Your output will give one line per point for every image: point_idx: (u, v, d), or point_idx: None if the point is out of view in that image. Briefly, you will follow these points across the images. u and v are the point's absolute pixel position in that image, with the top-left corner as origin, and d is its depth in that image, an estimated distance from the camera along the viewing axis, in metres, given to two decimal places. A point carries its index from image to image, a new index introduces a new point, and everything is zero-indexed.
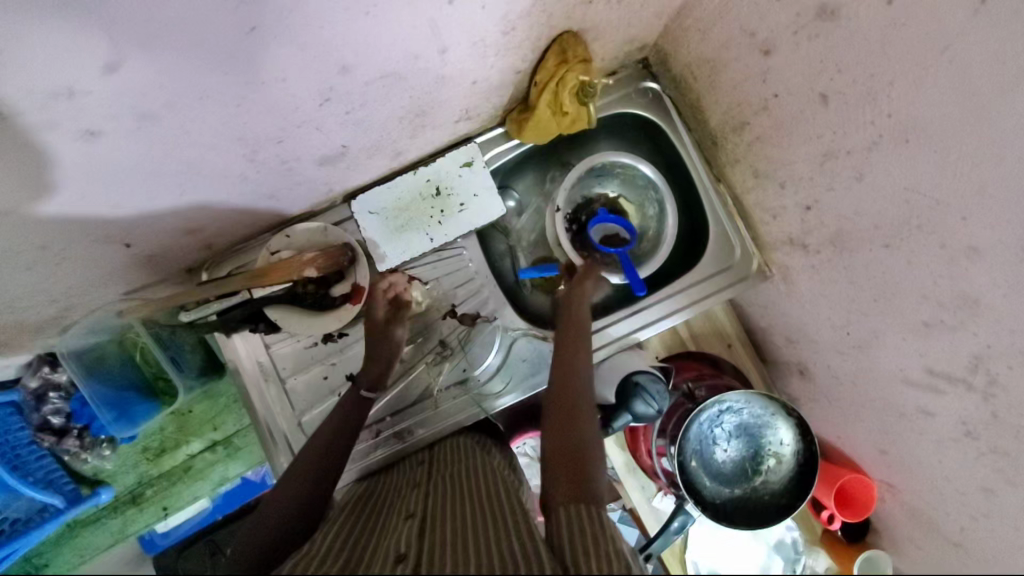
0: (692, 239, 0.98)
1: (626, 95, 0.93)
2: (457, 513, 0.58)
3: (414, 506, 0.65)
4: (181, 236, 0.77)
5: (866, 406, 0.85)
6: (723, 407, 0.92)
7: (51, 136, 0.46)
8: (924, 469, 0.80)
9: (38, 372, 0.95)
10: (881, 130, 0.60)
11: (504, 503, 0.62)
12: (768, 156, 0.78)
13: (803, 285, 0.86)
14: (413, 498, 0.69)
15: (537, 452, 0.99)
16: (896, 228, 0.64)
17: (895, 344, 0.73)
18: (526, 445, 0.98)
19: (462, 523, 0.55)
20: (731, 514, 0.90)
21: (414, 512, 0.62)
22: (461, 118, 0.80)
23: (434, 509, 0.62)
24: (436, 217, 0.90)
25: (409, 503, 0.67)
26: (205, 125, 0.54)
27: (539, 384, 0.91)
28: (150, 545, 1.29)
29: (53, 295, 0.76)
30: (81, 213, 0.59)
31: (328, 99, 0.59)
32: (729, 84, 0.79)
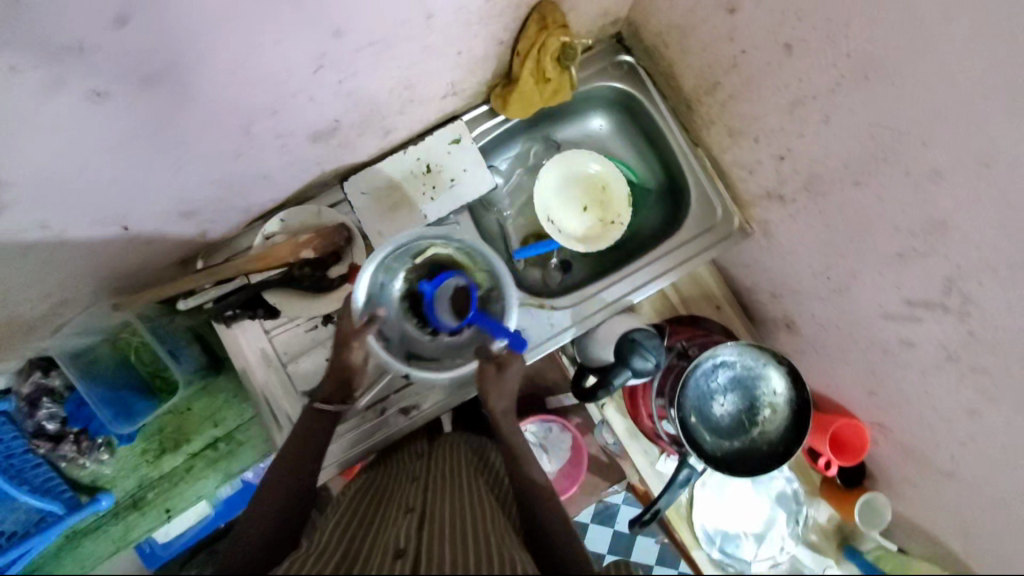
0: (674, 204, 1.02)
1: (601, 69, 0.97)
2: (454, 515, 0.62)
3: (413, 500, 0.68)
4: (177, 221, 0.78)
5: (851, 349, 0.89)
6: (717, 361, 0.94)
7: (59, 101, 0.47)
8: (911, 404, 0.84)
9: (31, 377, 0.94)
10: (843, 70, 0.65)
11: (497, 513, 0.66)
12: (741, 113, 0.83)
13: (782, 237, 0.91)
14: (412, 492, 0.72)
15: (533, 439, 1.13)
16: (865, 164, 0.68)
17: (874, 280, 0.77)
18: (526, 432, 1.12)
19: (459, 526, 0.59)
20: (732, 465, 0.93)
21: (412, 509, 0.66)
22: (446, 93, 0.84)
23: (432, 505, 0.66)
24: (428, 194, 0.92)
25: (408, 496, 0.71)
26: (207, 91, 0.56)
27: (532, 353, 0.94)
28: (151, 558, 1.24)
29: (48, 287, 0.76)
30: (80, 189, 0.59)
31: (321, 65, 0.61)
32: (698, 48, 0.84)
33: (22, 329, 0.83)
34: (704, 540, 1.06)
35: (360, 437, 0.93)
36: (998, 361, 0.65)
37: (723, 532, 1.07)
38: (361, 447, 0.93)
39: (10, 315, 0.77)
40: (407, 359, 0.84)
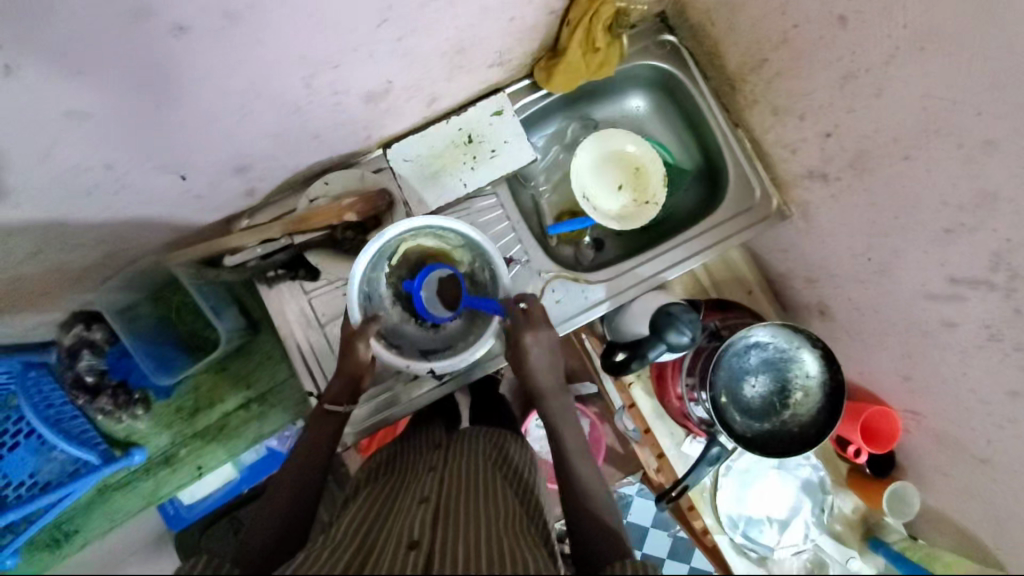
0: (712, 185, 1.03)
1: (643, 48, 0.99)
2: (468, 512, 0.63)
3: (427, 491, 0.69)
4: (230, 176, 0.80)
5: (888, 332, 0.89)
6: (749, 342, 0.94)
7: (142, 28, 0.50)
8: (946, 387, 0.83)
9: (73, 330, 0.97)
10: (898, 42, 0.65)
11: (516, 511, 0.66)
12: (788, 90, 0.84)
13: (822, 219, 0.91)
14: (427, 482, 0.73)
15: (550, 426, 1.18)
16: (915, 138, 0.69)
17: (917, 259, 0.77)
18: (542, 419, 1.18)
19: (473, 525, 0.60)
20: (762, 446, 0.92)
21: (426, 499, 0.67)
22: (494, 62, 0.86)
23: (447, 498, 0.67)
24: (469, 163, 0.94)
25: (424, 486, 0.72)
26: (277, 34, 0.58)
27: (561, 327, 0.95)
28: (175, 520, 1.23)
29: (101, 233, 0.78)
30: (145, 127, 0.62)
31: (386, 19, 0.64)
32: (748, 24, 0.85)
33: (74, 277, 0.86)
34: (727, 524, 1.05)
35: (378, 407, 0.97)
36: None
37: (746, 517, 1.05)
38: (377, 421, 0.97)
39: (67, 258, 0.79)
40: (424, 356, 0.85)
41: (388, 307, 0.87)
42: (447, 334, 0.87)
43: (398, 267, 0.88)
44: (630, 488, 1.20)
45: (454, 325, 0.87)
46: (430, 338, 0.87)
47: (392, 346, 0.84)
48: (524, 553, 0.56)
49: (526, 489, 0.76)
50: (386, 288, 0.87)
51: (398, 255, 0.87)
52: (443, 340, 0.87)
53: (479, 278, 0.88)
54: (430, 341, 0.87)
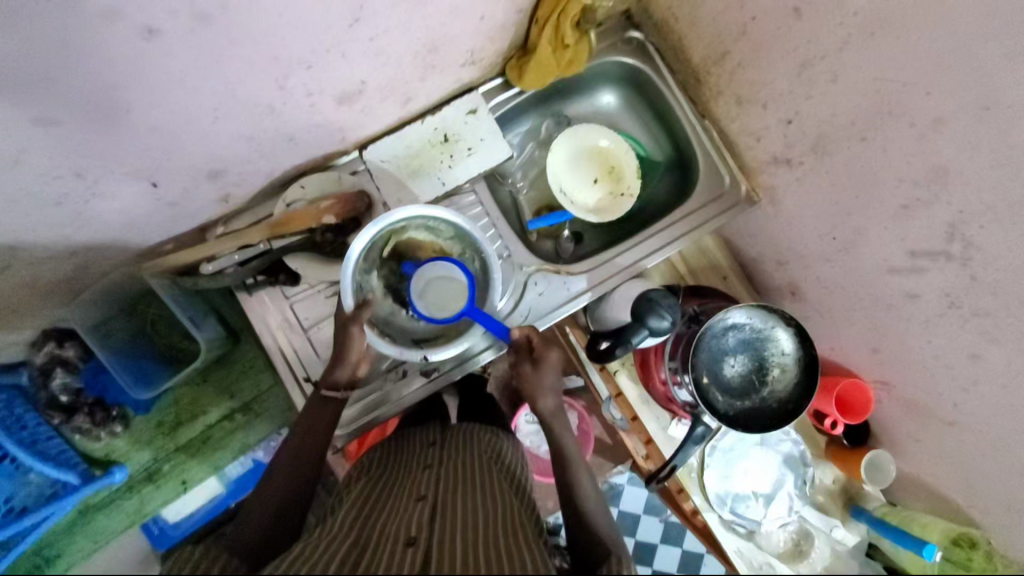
0: (684, 175, 1.07)
1: (612, 44, 1.01)
2: (466, 510, 0.63)
3: (425, 489, 0.70)
4: (204, 181, 0.79)
5: (856, 309, 0.93)
6: (727, 323, 0.95)
7: (117, 32, 0.49)
8: (912, 356, 0.87)
9: (45, 348, 0.93)
10: (850, 29, 0.69)
11: (513, 507, 0.67)
12: (750, 80, 0.88)
13: (788, 202, 0.94)
14: (423, 481, 0.73)
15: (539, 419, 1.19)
16: (870, 120, 0.73)
17: (879, 235, 0.81)
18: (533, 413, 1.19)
19: (471, 522, 0.61)
20: (744, 423, 0.94)
21: (424, 498, 0.67)
22: (466, 61, 0.88)
23: (444, 496, 0.67)
24: (446, 161, 0.95)
25: (420, 484, 0.72)
26: (251, 35, 0.58)
27: (542, 322, 0.96)
28: (160, 540, 1.19)
29: (72, 243, 0.76)
30: (117, 132, 0.61)
31: (358, 19, 0.64)
32: (710, 17, 0.88)
33: (45, 292, 0.84)
34: (715, 502, 1.07)
35: (366, 408, 0.96)
36: (998, 302, 0.69)
37: (733, 493, 1.08)
38: (364, 421, 0.96)
39: (37, 271, 0.77)
40: (417, 345, 0.86)
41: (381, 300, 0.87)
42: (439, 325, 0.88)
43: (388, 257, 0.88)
44: (621, 477, 1.23)
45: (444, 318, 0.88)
46: (421, 327, 0.88)
47: (385, 337, 0.84)
48: (521, 549, 0.57)
49: (523, 491, 0.77)
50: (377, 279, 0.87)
51: (388, 246, 0.87)
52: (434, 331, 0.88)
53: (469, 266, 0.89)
54: (423, 332, 0.88)
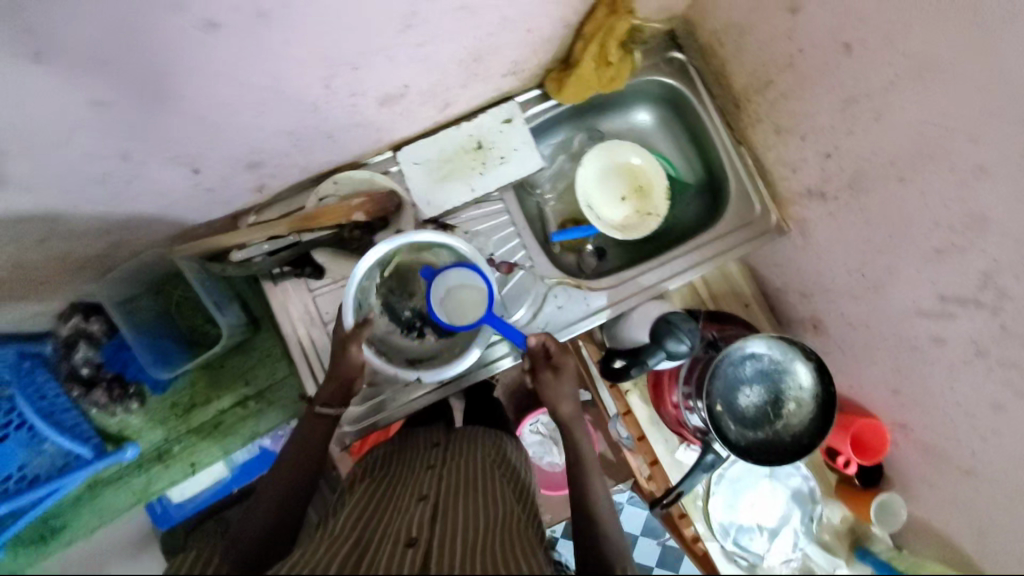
0: (715, 200, 1.06)
1: (654, 64, 1.02)
2: (466, 511, 0.64)
3: (426, 489, 0.70)
4: (242, 171, 0.81)
5: (879, 348, 0.92)
6: (746, 352, 0.94)
7: (180, 24, 0.51)
8: (933, 401, 0.86)
9: (71, 321, 0.96)
10: (898, 70, 0.69)
11: (514, 511, 0.67)
12: (791, 111, 0.88)
13: (819, 235, 0.94)
14: (425, 481, 0.73)
15: (547, 429, 1.20)
16: (911, 161, 0.72)
17: (909, 277, 0.80)
18: (540, 421, 1.19)
19: (471, 525, 0.60)
20: (756, 455, 0.91)
21: (425, 498, 0.68)
22: (507, 72, 0.89)
23: (444, 497, 0.67)
24: (478, 168, 0.96)
25: (422, 484, 0.72)
26: (305, 34, 0.59)
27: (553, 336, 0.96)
28: (162, 519, 1.20)
29: (109, 222, 0.78)
30: (164, 119, 0.62)
31: (409, 25, 0.65)
32: (756, 45, 0.88)
33: (77, 267, 0.86)
34: (719, 531, 1.06)
35: (371, 409, 0.96)
36: None
37: (737, 524, 1.06)
38: (370, 423, 0.97)
39: (72, 246, 0.79)
40: (411, 364, 0.87)
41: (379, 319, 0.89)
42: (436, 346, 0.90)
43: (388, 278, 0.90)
44: (622, 496, 1.24)
45: (441, 340, 0.90)
46: (415, 347, 0.89)
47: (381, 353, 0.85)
48: (521, 551, 0.57)
49: (525, 495, 0.76)
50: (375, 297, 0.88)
51: (390, 267, 0.89)
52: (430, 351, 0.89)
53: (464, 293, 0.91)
54: (417, 352, 0.89)
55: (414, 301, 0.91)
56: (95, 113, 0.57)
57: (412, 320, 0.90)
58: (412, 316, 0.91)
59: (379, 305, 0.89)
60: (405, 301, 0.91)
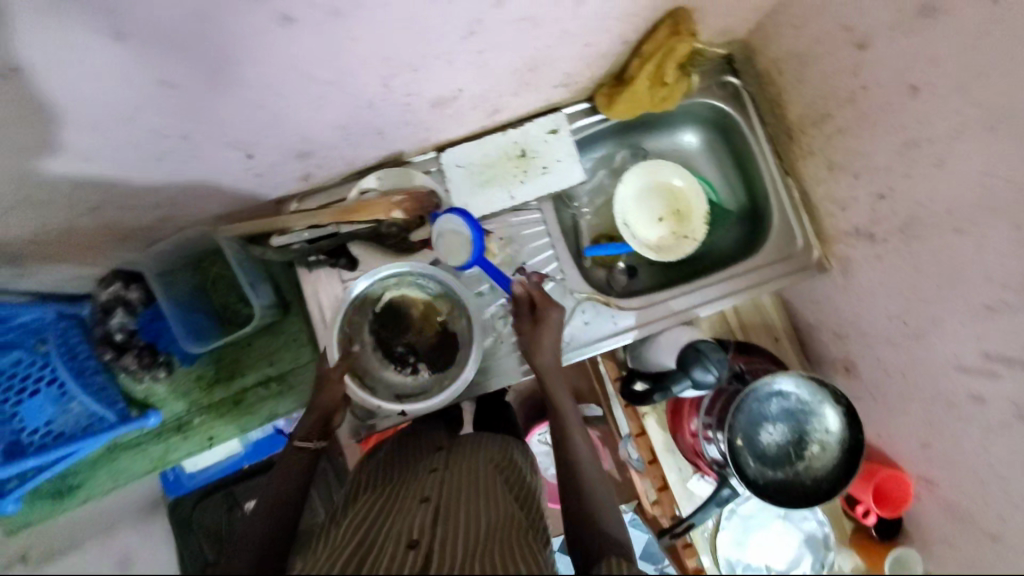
0: (756, 230, 1.05)
1: (707, 86, 1.01)
2: (467, 513, 0.62)
3: (428, 491, 0.69)
4: (292, 159, 0.82)
5: (913, 399, 0.89)
6: (773, 389, 0.91)
7: (255, 16, 0.52)
8: (965, 460, 0.83)
9: (111, 287, 0.98)
10: (967, 118, 0.66)
11: (517, 510, 0.65)
12: (847, 147, 0.86)
13: (862, 277, 0.91)
14: (428, 483, 0.72)
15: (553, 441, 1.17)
16: (969, 212, 0.70)
17: (954, 331, 0.77)
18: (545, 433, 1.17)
19: (472, 526, 0.59)
20: (773, 494, 0.89)
21: (427, 500, 0.67)
22: (560, 83, 0.89)
23: (447, 499, 0.66)
24: (519, 176, 0.96)
25: (425, 487, 0.71)
26: (372, 34, 0.60)
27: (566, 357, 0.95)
28: (173, 486, 1.22)
29: (160, 197, 0.80)
30: (224, 104, 0.63)
31: (473, 32, 0.66)
32: (817, 77, 0.86)
33: (123, 237, 0.88)
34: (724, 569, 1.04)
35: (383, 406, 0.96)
36: None
37: (745, 563, 1.04)
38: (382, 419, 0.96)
39: (121, 216, 0.81)
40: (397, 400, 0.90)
41: (371, 356, 0.93)
42: (425, 381, 0.92)
43: (382, 313, 0.94)
44: None
45: (432, 375, 0.93)
46: (406, 383, 0.92)
47: (366, 388, 0.89)
48: (520, 551, 0.55)
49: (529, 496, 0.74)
50: (366, 332, 0.93)
51: (383, 301, 0.94)
52: (420, 387, 0.92)
53: (456, 326, 0.93)
54: (408, 387, 0.92)
55: (407, 337, 0.94)
56: (161, 93, 0.58)
57: (405, 356, 0.93)
58: (404, 351, 0.94)
59: (372, 340, 0.93)
60: (398, 337, 0.94)
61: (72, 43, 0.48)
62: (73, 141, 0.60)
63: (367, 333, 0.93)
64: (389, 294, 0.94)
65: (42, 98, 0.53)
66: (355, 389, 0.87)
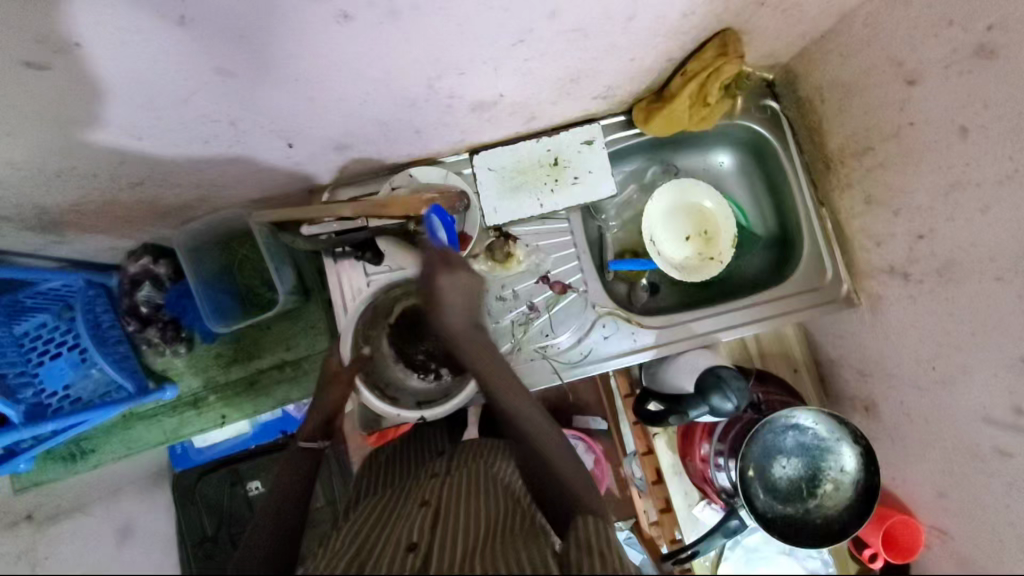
0: (784, 257, 1.03)
1: (745, 109, 1.00)
2: (467, 512, 0.62)
3: (428, 495, 0.69)
4: (330, 150, 0.83)
5: (934, 446, 0.87)
6: (790, 422, 0.90)
7: (314, 12, 0.52)
8: (984, 514, 0.81)
9: (140, 261, 1.00)
10: (1018, 165, 0.65)
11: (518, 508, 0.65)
12: (887, 182, 0.84)
13: (891, 316, 0.89)
14: (429, 487, 0.72)
15: None
16: (1013, 262, 0.68)
17: (984, 381, 0.75)
18: None
19: (471, 525, 0.59)
20: (781, 529, 0.88)
21: (426, 503, 0.66)
22: (599, 95, 0.89)
23: (447, 500, 0.66)
24: (551, 184, 0.96)
25: (425, 490, 0.71)
26: (425, 36, 0.60)
27: (583, 372, 0.95)
28: (182, 459, 1.24)
29: (199, 179, 0.81)
30: (273, 94, 0.64)
31: (523, 40, 0.66)
32: (861, 109, 0.85)
33: (160, 213, 0.90)
34: None
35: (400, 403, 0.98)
36: None
37: None
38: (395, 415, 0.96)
39: (161, 193, 0.83)
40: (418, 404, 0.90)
41: (392, 366, 0.91)
42: (447, 384, 0.92)
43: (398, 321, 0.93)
44: None
45: (455, 378, 0.92)
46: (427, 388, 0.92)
47: (385, 395, 0.90)
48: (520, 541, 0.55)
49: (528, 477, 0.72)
50: (383, 342, 0.92)
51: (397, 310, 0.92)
52: (442, 391, 0.91)
53: None
54: (430, 393, 0.92)
55: (426, 343, 0.92)
56: (214, 79, 0.59)
57: (426, 363, 0.92)
58: (425, 358, 0.92)
59: (389, 351, 0.92)
60: (416, 345, 0.92)
61: (139, 25, 0.49)
62: (127, 116, 0.62)
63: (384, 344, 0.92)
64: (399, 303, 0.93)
65: (104, 74, 0.54)
66: (371, 397, 0.87)
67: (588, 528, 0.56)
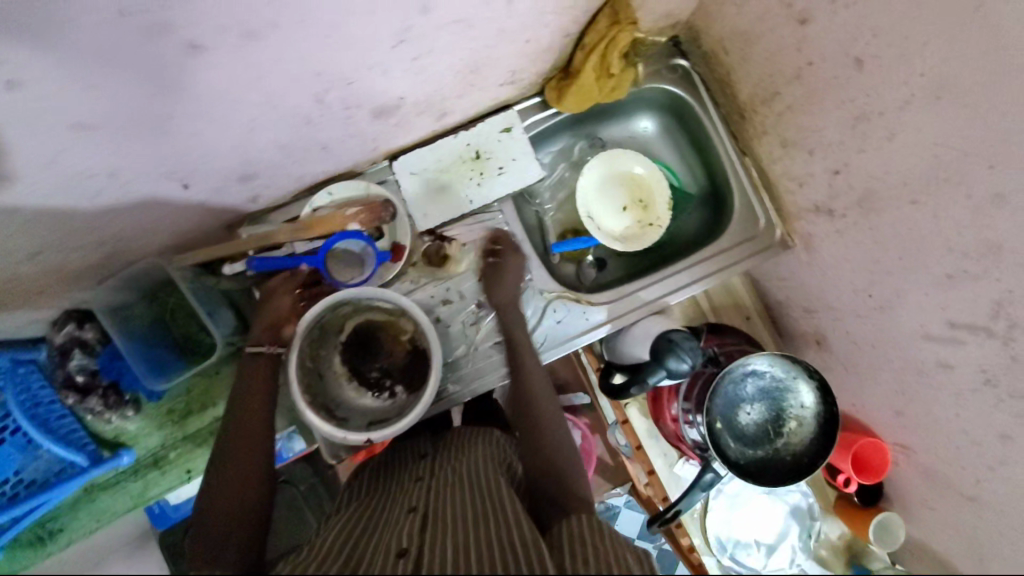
0: (718, 212, 1.04)
1: (656, 71, 1.00)
2: (455, 509, 0.59)
3: (415, 501, 0.66)
4: (235, 183, 0.79)
5: (883, 369, 0.90)
6: (748, 369, 0.92)
7: (159, 46, 0.49)
8: (939, 426, 0.84)
9: (64, 329, 0.92)
10: (914, 89, 0.66)
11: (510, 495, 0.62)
12: (798, 124, 0.85)
13: (825, 252, 0.91)
14: (415, 493, 0.69)
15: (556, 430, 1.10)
16: (924, 184, 0.70)
17: (918, 301, 0.77)
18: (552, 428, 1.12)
19: (461, 521, 0.57)
20: (754, 474, 0.90)
21: (414, 509, 0.64)
22: (505, 81, 0.87)
23: (433, 504, 0.63)
24: (476, 178, 0.95)
25: (412, 496, 0.68)
26: (296, 52, 0.57)
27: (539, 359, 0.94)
28: (160, 519, 1.17)
29: (102, 235, 0.77)
30: (150, 138, 0.61)
31: (403, 40, 0.63)
32: (763, 55, 0.85)
33: (72, 276, 0.85)
34: (716, 547, 1.07)
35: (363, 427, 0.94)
36: None
37: (735, 539, 1.08)
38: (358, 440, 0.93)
39: (66, 258, 0.78)
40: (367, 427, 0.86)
41: (344, 385, 0.90)
42: (401, 403, 0.89)
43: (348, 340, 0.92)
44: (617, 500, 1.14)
45: (409, 396, 0.89)
46: (382, 408, 0.90)
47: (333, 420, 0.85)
48: (510, 534, 0.53)
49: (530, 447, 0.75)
50: (335, 363, 0.91)
51: (347, 329, 0.92)
52: (396, 410, 0.89)
53: None
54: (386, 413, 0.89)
55: (381, 361, 0.91)
56: (76, 133, 0.55)
57: (381, 380, 0.91)
58: (380, 376, 0.91)
59: (342, 371, 0.91)
60: (371, 363, 0.91)
61: None
62: None
63: (337, 364, 0.91)
64: (351, 320, 0.92)
65: None
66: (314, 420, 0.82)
67: (579, 520, 0.56)
